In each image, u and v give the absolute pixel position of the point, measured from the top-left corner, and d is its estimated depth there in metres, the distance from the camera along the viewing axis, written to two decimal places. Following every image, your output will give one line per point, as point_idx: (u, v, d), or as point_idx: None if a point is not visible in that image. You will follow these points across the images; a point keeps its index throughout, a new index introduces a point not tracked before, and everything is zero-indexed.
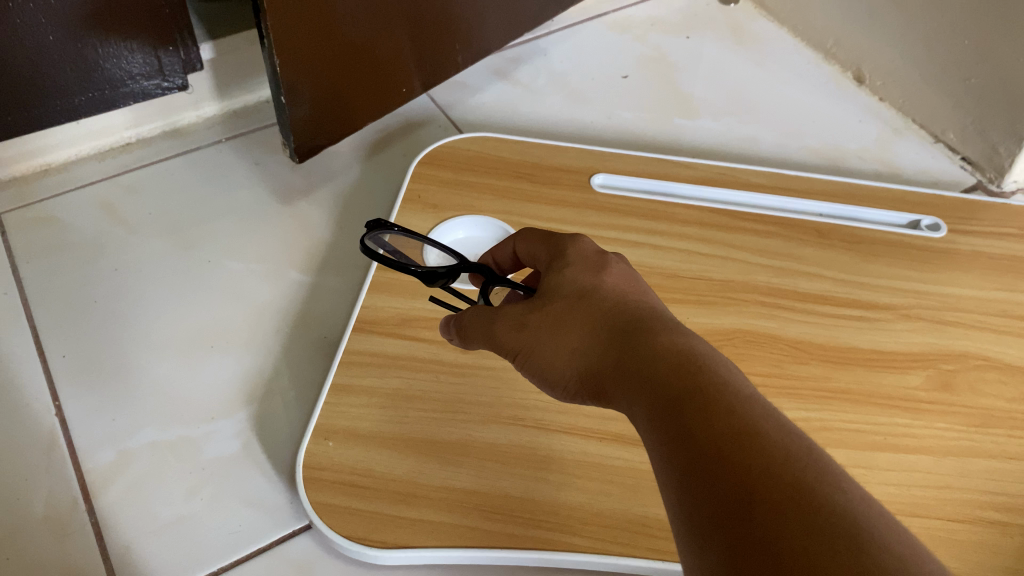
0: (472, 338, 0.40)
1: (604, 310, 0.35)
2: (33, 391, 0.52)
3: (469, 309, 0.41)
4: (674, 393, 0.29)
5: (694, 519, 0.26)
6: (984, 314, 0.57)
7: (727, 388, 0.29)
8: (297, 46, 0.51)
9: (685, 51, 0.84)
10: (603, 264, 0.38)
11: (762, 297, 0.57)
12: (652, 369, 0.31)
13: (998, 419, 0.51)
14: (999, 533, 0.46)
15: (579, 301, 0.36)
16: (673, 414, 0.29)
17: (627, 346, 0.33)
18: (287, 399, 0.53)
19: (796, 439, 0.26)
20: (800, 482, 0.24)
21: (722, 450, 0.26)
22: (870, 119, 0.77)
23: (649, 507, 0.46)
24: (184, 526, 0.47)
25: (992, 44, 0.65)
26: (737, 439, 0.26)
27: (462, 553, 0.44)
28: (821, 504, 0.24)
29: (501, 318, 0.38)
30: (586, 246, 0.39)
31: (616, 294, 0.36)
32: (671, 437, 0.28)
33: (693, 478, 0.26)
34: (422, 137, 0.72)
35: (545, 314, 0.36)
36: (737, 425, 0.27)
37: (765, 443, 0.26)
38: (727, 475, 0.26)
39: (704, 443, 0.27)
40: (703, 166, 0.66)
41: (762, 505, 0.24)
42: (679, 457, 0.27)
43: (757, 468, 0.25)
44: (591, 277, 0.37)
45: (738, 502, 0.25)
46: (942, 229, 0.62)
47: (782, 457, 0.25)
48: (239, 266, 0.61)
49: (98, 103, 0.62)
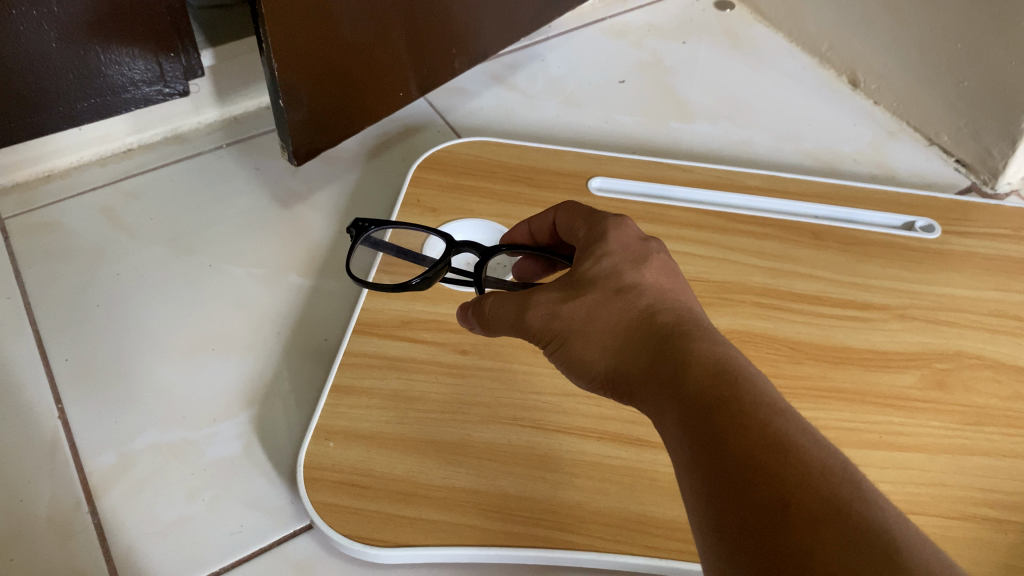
0: (496, 325, 0.41)
1: (640, 306, 0.36)
2: (35, 395, 0.53)
3: (489, 296, 0.42)
4: (710, 393, 0.30)
5: (723, 525, 0.26)
6: (977, 314, 0.58)
7: (763, 394, 0.29)
8: (294, 50, 0.52)
9: (681, 57, 0.85)
10: (644, 257, 0.39)
11: (758, 298, 0.57)
12: (685, 368, 0.31)
13: (991, 417, 0.52)
14: (992, 529, 0.47)
15: (615, 293, 0.37)
16: (705, 416, 0.29)
17: (661, 343, 0.34)
18: (288, 403, 0.54)
19: (832, 454, 0.27)
20: (837, 497, 0.25)
21: (756, 457, 0.27)
22: (864, 122, 0.78)
23: (646, 505, 0.47)
24: (185, 528, 0.47)
25: (983, 47, 0.66)
26: (773, 447, 0.27)
27: (463, 552, 0.44)
28: (860, 521, 0.24)
29: (532, 307, 0.39)
30: (627, 233, 0.40)
31: (653, 290, 0.37)
32: (702, 438, 0.29)
33: (720, 483, 0.27)
34: (420, 141, 0.73)
35: (579, 303, 0.37)
36: (772, 435, 0.27)
37: (802, 455, 0.27)
38: (761, 482, 0.26)
39: (736, 448, 0.27)
40: (699, 169, 0.66)
41: (796, 518, 0.25)
42: (707, 458, 0.28)
43: (792, 479, 0.26)
44: (631, 270, 0.38)
45: (771, 512, 0.25)
46: (937, 230, 0.63)
47: (817, 471, 0.26)
48: (240, 271, 0.61)
49: (100, 110, 0.63)
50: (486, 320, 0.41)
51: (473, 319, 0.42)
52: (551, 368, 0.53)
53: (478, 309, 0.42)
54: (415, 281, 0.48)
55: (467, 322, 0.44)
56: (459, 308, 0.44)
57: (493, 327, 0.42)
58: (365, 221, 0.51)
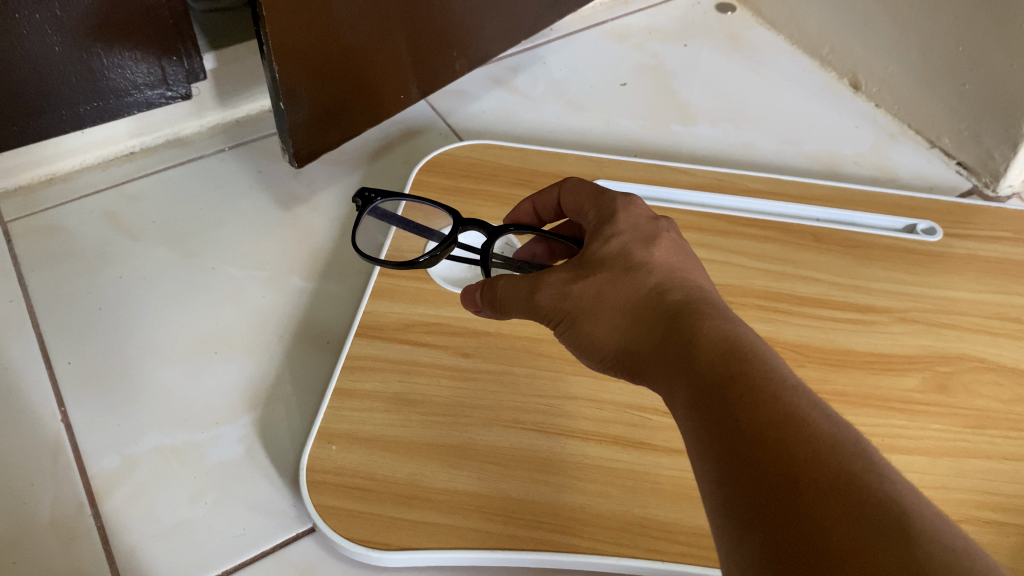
0: (505, 306, 0.41)
1: (650, 284, 0.36)
2: (38, 398, 0.53)
3: (498, 277, 0.42)
4: (720, 370, 0.30)
5: (734, 502, 0.27)
6: (979, 316, 0.58)
7: (772, 369, 0.29)
8: (294, 52, 0.52)
9: (682, 59, 0.85)
10: (653, 238, 0.39)
11: (759, 301, 0.57)
12: (695, 345, 0.32)
13: (993, 420, 0.52)
14: (995, 533, 0.47)
15: (625, 272, 0.37)
16: (716, 393, 0.29)
17: (671, 320, 0.34)
18: (290, 406, 0.54)
19: (843, 427, 0.27)
20: (848, 469, 0.25)
21: (766, 431, 0.27)
22: (865, 125, 0.78)
23: (648, 508, 0.47)
24: (188, 530, 0.47)
25: (984, 51, 0.66)
26: (782, 421, 0.27)
27: (465, 555, 0.44)
28: (872, 493, 0.24)
29: (541, 288, 0.39)
30: (637, 213, 0.40)
31: (663, 269, 0.37)
32: (713, 416, 0.29)
33: (731, 459, 0.27)
34: (422, 144, 0.73)
35: (589, 283, 0.38)
36: (783, 410, 0.27)
37: (812, 429, 0.27)
38: (772, 457, 0.26)
39: (747, 424, 0.28)
40: (701, 172, 0.67)
41: (807, 492, 0.25)
42: (718, 435, 0.28)
43: (803, 452, 0.26)
44: (640, 249, 0.38)
45: (781, 487, 0.25)
46: (938, 232, 0.63)
47: (828, 443, 0.26)
48: (242, 273, 0.61)
49: (102, 113, 0.63)
50: (495, 302, 0.42)
51: (482, 301, 0.43)
52: (553, 372, 0.53)
53: (487, 290, 0.42)
54: (423, 258, 0.48)
55: (475, 305, 0.44)
56: (467, 290, 0.44)
57: (502, 309, 0.42)
58: (371, 191, 0.51)
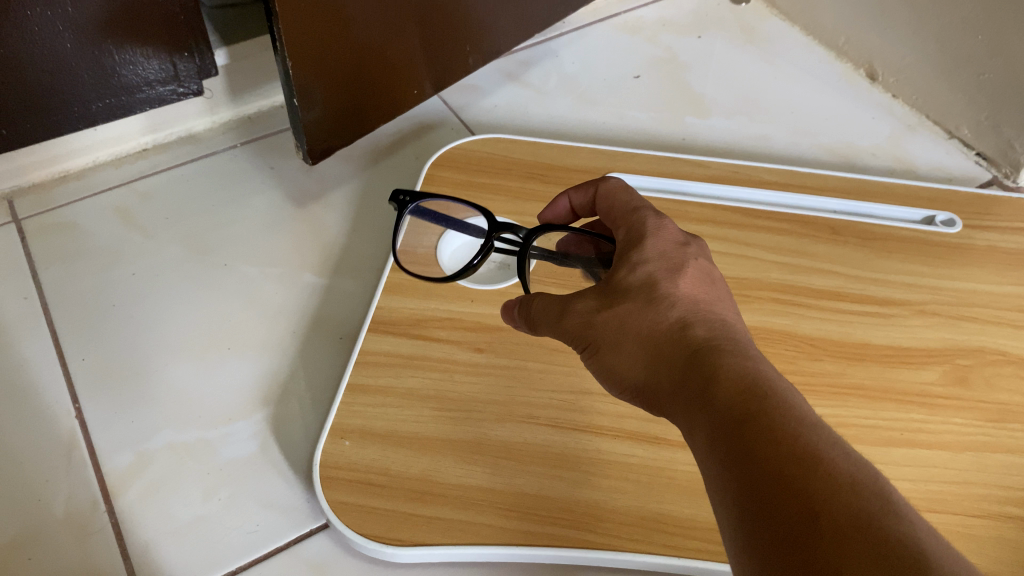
0: (538, 323, 0.40)
1: (672, 318, 0.35)
2: (53, 395, 0.53)
3: (537, 297, 0.41)
4: (740, 407, 0.29)
5: (749, 540, 0.26)
6: (998, 308, 0.57)
7: (795, 408, 0.29)
8: (309, 49, 0.52)
9: (696, 51, 0.84)
10: (680, 266, 0.37)
11: (775, 294, 0.57)
12: (717, 379, 0.31)
13: (1015, 414, 0.51)
14: (1016, 528, 0.46)
15: (648, 303, 0.36)
16: (733, 431, 0.29)
17: (693, 356, 0.33)
18: (303, 403, 0.54)
19: (863, 469, 0.26)
20: (865, 511, 0.25)
21: (787, 472, 0.26)
22: (882, 117, 0.77)
23: (665, 504, 0.46)
24: (202, 527, 0.47)
25: (1004, 40, 0.65)
26: (804, 462, 0.27)
27: (481, 551, 0.44)
28: (890, 535, 0.24)
29: (569, 313, 0.38)
30: (666, 239, 0.39)
31: (688, 301, 0.36)
32: (730, 453, 0.28)
33: (747, 497, 0.27)
34: (433, 140, 0.73)
35: (612, 313, 0.37)
36: (800, 449, 0.27)
37: (830, 470, 0.26)
38: (789, 497, 0.26)
39: (767, 464, 0.27)
40: (715, 165, 0.66)
41: (822, 533, 0.24)
42: (735, 472, 0.28)
43: (821, 493, 0.25)
44: (666, 276, 0.37)
45: (797, 527, 0.25)
46: (958, 224, 0.62)
47: (846, 485, 0.26)
48: (253, 271, 0.61)
49: (115, 110, 0.64)
50: (525, 308, 0.41)
51: (519, 318, 0.42)
52: (567, 367, 0.52)
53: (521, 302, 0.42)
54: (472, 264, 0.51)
55: (512, 317, 0.43)
56: (505, 308, 0.43)
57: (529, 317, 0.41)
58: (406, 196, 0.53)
